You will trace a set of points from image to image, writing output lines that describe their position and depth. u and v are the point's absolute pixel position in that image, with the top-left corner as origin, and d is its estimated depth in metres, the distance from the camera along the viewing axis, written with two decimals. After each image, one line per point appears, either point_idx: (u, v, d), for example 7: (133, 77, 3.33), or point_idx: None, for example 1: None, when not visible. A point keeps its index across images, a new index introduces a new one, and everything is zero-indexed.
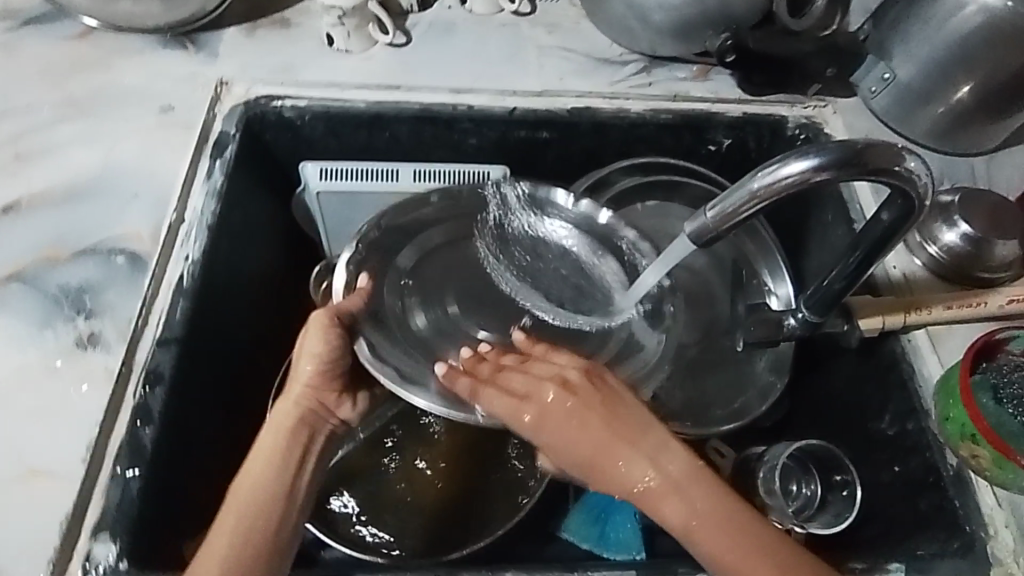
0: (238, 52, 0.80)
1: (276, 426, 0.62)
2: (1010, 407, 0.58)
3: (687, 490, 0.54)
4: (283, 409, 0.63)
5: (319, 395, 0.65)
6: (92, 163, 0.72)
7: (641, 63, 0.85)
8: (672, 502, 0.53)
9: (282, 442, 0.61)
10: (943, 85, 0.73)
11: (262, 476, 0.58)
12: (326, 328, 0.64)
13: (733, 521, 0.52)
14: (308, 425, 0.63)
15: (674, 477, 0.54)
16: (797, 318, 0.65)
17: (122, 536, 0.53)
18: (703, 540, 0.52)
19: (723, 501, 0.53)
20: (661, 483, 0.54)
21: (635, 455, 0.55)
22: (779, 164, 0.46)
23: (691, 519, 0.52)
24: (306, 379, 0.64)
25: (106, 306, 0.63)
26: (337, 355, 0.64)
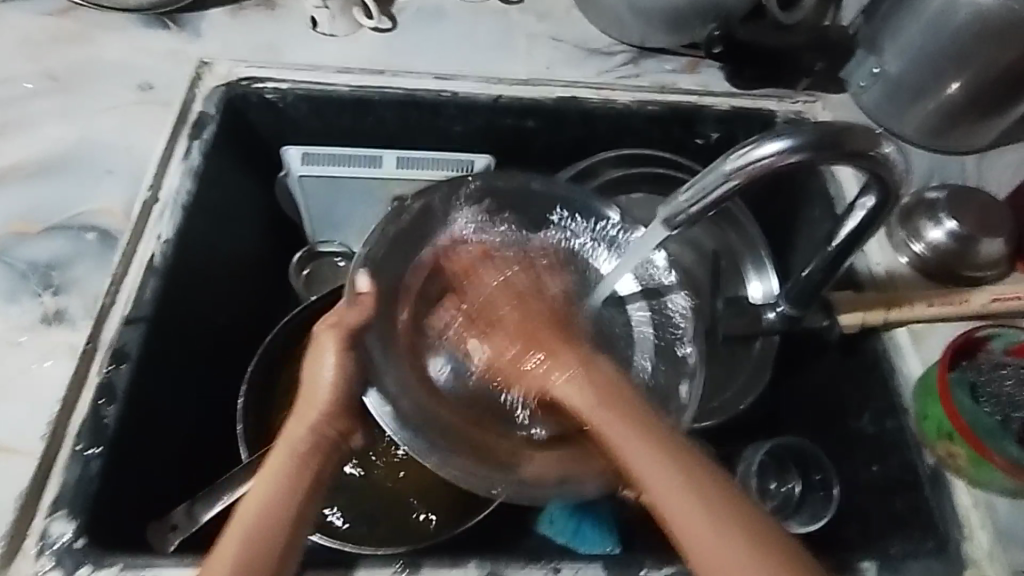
0: (222, 32, 0.79)
1: (283, 455, 0.52)
2: (987, 406, 0.57)
3: (611, 402, 0.53)
4: (294, 435, 0.53)
5: (337, 422, 0.54)
6: (69, 139, 0.71)
7: (629, 54, 0.83)
8: (593, 410, 0.53)
9: (289, 476, 0.50)
10: (932, 84, 0.71)
11: (261, 517, 0.48)
12: (339, 350, 0.56)
13: (649, 432, 0.50)
14: (323, 457, 0.52)
15: (603, 386, 0.54)
16: (778, 311, 0.66)
17: (79, 514, 0.52)
18: (617, 449, 0.50)
19: (648, 418, 0.52)
20: (585, 388, 0.54)
21: (565, 363, 0.57)
22: (751, 145, 0.45)
23: (607, 424, 0.52)
24: (321, 405, 0.54)
25: (75, 282, 0.62)
26: (349, 380, 0.56)
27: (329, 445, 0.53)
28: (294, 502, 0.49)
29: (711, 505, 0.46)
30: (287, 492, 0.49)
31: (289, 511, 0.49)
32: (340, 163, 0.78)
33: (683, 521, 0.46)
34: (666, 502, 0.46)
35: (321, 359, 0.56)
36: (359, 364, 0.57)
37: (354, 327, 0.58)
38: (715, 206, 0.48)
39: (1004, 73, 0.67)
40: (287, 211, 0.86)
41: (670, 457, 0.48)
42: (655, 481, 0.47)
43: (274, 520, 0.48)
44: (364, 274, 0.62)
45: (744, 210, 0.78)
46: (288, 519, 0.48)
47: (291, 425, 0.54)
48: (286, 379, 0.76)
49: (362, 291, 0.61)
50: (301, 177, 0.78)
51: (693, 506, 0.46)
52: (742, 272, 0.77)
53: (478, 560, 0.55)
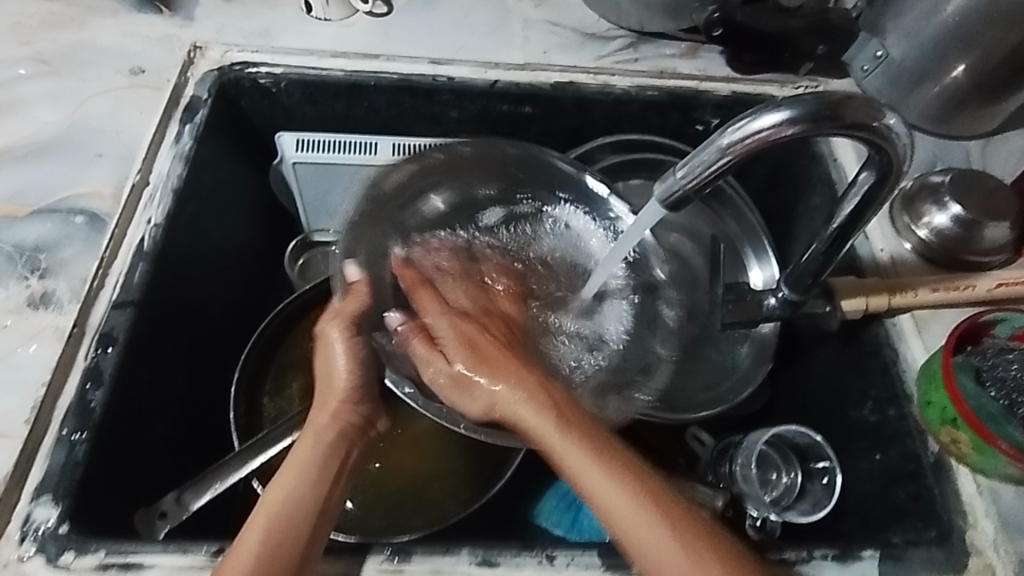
0: (214, 16, 0.78)
1: (310, 443, 0.55)
2: (992, 390, 0.55)
3: (565, 421, 0.51)
4: (319, 421, 0.56)
5: (358, 409, 0.58)
6: (59, 122, 0.70)
7: (628, 39, 0.82)
8: (555, 439, 0.50)
9: (319, 459, 0.54)
10: (937, 65, 0.69)
11: (292, 499, 0.51)
12: (350, 339, 0.57)
13: (616, 466, 0.49)
14: (347, 443, 0.56)
15: (557, 412, 0.52)
16: (779, 296, 0.63)
17: (63, 499, 0.51)
18: (583, 483, 0.49)
19: (596, 437, 0.51)
20: (531, 407, 0.52)
21: (520, 385, 0.53)
22: (750, 117, 0.44)
23: (568, 453, 0.50)
24: (341, 393, 0.57)
25: (62, 265, 0.61)
26: (365, 367, 0.57)
27: (353, 432, 0.57)
28: (321, 484, 0.53)
29: (678, 539, 0.47)
30: (314, 478, 0.53)
31: (316, 497, 0.52)
32: (335, 150, 0.76)
33: (647, 552, 0.47)
34: (633, 539, 0.48)
35: (330, 348, 0.57)
36: (371, 350, 0.58)
37: (361, 317, 0.57)
38: (711, 183, 0.47)
39: (1008, 56, 0.66)
40: (283, 200, 0.85)
41: (634, 485, 0.49)
42: (632, 536, 0.48)
43: (303, 504, 0.51)
44: (353, 264, 0.60)
45: (740, 193, 0.76)
46: (315, 502, 0.52)
47: (314, 415, 0.57)
48: (278, 367, 0.75)
49: (355, 280, 0.59)
50: (295, 163, 0.77)
51: (661, 540, 0.47)
52: (742, 258, 0.76)
53: (469, 549, 0.54)
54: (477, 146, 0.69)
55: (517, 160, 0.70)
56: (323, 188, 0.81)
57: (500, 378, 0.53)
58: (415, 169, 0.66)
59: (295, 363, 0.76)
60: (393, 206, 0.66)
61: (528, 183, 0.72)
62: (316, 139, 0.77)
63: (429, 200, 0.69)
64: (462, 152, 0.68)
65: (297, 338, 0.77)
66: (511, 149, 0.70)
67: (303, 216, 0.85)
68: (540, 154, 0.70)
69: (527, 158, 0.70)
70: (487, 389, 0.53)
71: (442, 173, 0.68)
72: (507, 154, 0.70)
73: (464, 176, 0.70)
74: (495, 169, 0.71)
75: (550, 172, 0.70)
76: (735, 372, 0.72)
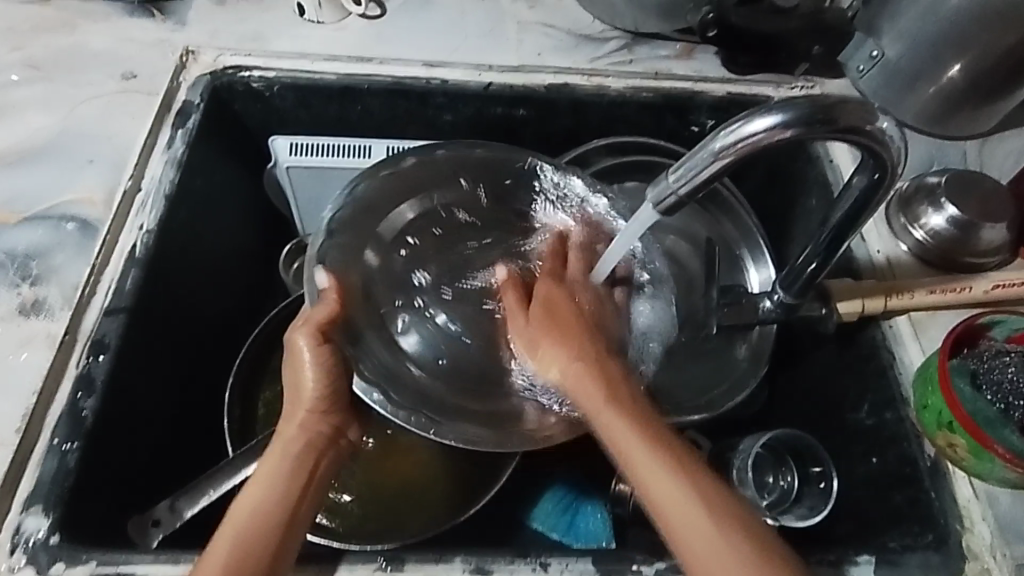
0: (207, 20, 0.77)
1: (277, 456, 0.54)
2: (988, 394, 0.55)
3: (614, 395, 0.51)
4: (288, 433, 0.55)
5: (327, 419, 0.56)
6: (50, 127, 0.70)
7: (622, 40, 0.81)
8: (604, 410, 0.51)
9: (285, 473, 0.53)
10: (933, 67, 0.68)
11: (258, 513, 0.50)
12: (317, 348, 0.54)
13: (662, 447, 0.49)
14: (315, 454, 0.55)
15: (608, 386, 0.52)
16: (774, 299, 0.63)
17: (54, 508, 0.51)
18: (627, 458, 0.49)
19: (647, 420, 0.51)
20: (588, 382, 0.52)
21: (581, 357, 0.54)
22: (743, 121, 0.43)
23: (615, 429, 0.50)
24: (309, 403, 0.55)
25: (53, 273, 0.61)
26: (334, 376, 0.55)
27: (320, 443, 0.55)
28: (287, 500, 0.51)
29: (720, 528, 0.46)
30: (281, 492, 0.52)
31: (282, 513, 0.51)
32: (328, 153, 0.76)
33: (688, 546, 0.46)
34: (676, 529, 0.46)
35: (297, 359, 0.54)
36: (339, 359, 0.55)
37: (328, 325, 0.54)
38: (704, 187, 0.47)
39: (1005, 55, 0.66)
40: (277, 204, 0.85)
41: (678, 467, 0.48)
42: (675, 522, 0.46)
43: (267, 521, 0.50)
44: (323, 270, 0.57)
45: (735, 194, 0.76)
46: (281, 518, 0.50)
47: (283, 425, 0.55)
48: (272, 373, 0.75)
49: (326, 286, 0.56)
50: (289, 167, 0.77)
51: (699, 527, 0.46)
52: (739, 260, 0.76)
53: (462, 556, 0.54)
54: (452, 149, 0.67)
55: (488, 162, 0.68)
56: (318, 191, 0.80)
57: (560, 350, 0.54)
58: (387, 175, 0.65)
59: None
60: (367, 216, 0.63)
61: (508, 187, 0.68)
62: (310, 143, 0.76)
63: (398, 213, 0.65)
64: (437, 156, 0.67)
65: None
66: (479, 150, 0.68)
67: (299, 221, 0.85)
68: (515, 155, 0.68)
69: (497, 160, 0.68)
70: (545, 355, 0.55)
71: (415, 181, 0.66)
72: (472, 155, 0.68)
73: (433, 185, 0.67)
74: (467, 172, 0.68)
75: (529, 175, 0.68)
76: (732, 375, 0.72)
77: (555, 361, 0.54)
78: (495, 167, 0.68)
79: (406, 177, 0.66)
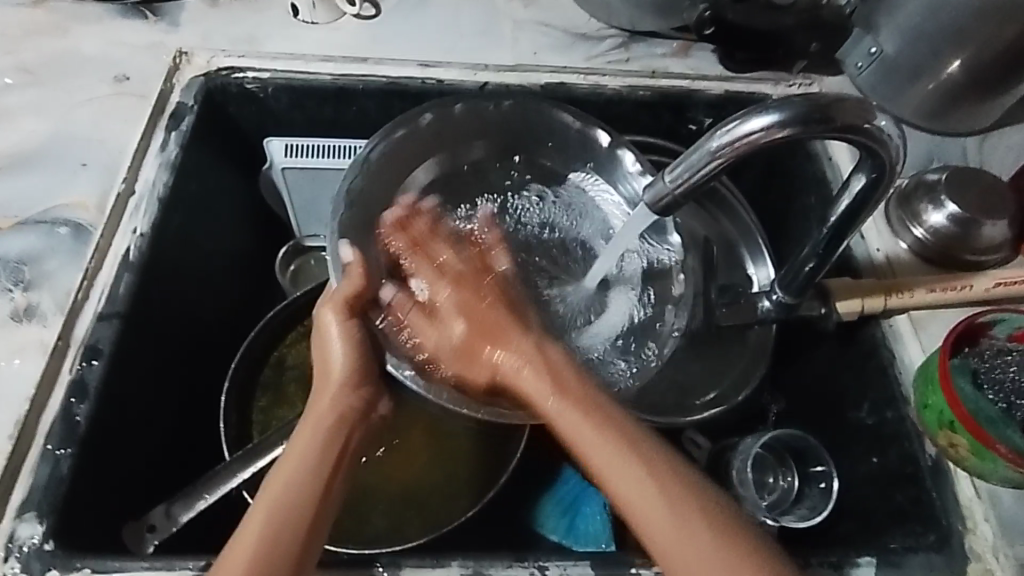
0: (200, 21, 0.77)
1: (310, 430, 0.53)
2: (990, 393, 0.54)
3: (560, 389, 0.53)
4: (319, 406, 0.55)
5: (358, 393, 0.56)
6: (43, 132, 0.69)
7: (619, 39, 0.81)
8: (551, 403, 0.52)
9: (315, 451, 0.51)
10: (931, 61, 0.68)
11: (289, 492, 0.48)
12: (345, 321, 0.57)
13: (611, 428, 0.49)
14: (347, 428, 0.54)
15: (546, 368, 0.54)
16: (773, 299, 0.62)
17: (47, 516, 0.51)
18: (565, 428, 0.51)
19: (584, 395, 0.52)
20: (525, 367, 0.55)
21: (518, 355, 0.56)
22: (739, 120, 0.43)
23: (565, 419, 0.51)
24: (339, 376, 0.56)
25: (46, 278, 0.60)
26: (362, 347, 0.57)
27: (353, 414, 0.55)
28: (321, 470, 0.50)
29: (675, 509, 0.45)
30: (310, 471, 0.50)
31: (317, 483, 0.49)
32: (324, 155, 0.75)
33: (634, 507, 0.46)
34: (621, 490, 0.47)
35: (326, 333, 0.58)
36: (365, 333, 0.58)
37: (353, 300, 0.57)
38: (701, 187, 0.46)
39: (1005, 50, 0.65)
40: (273, 206, 0.84)
41: (630, 446, 0.48)
42: (618, 483, 0.47)
43: (304, 491, 0.49)
44: (347, 243, 0.59)
45: (733, 192, 0.76)
46: (318, 489, 0.49)
47: (314, 402, 0.55)
48: (269, 375, 0.74)
49: (350, 260, 0.58)
50: (284, 169, 0.76)
51: (656, 507, 0.46)
52: (737, 259, 0.75)
53: (460, 561, 0.53)
54: (468, 104, 0.67)
55: (511, 117, 0.69)
56: (314, 193, 0.80)
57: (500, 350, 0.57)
58: (405, 136, 0.65)
59: (286, 371, 0.75)
60: (388, 174, 0.65)
61: (529, 145, 0.71)
62: (305, 144, 0.76)
63: (417, 173, 0.67)
64: (456, 112, 0.67)
65: (289, 346, 0.76)
66: (494, 105, 0.68)
67: (295, 222, 0.84)
68: (541, 109, 0.69)
69: (517, 115, 0.69)
70: (486, 356, 0.58)
71: (436, 138, 0.68)
72: (489, 112, 0.68)
73: (457, 143, 0.69)
74: (490, 127, 0.70)
75: (552, 126, 0.69)
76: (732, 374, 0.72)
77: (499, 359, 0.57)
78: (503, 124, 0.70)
79: (415, 141, 0.66)
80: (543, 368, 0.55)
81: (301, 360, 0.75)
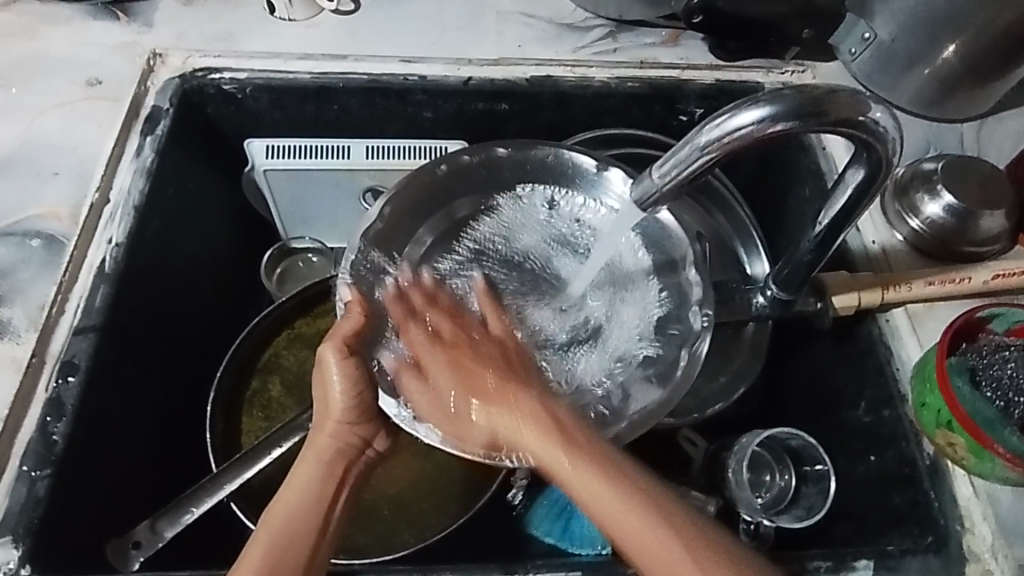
0: (174, 21, 0.74)
1: (309, 463, 0.51)
2: (988, 391, 0.53)
3: (549, 430, 0.48)
4: (317, 441, 0.52)
5: (357, 430, 0.53)
6: (12, 139, 0.67)
7: (607, 28, 0.78)
8: (542, 447, 0.48)
9: (316, 480, 0.50)
10: (927, 47, 0.66)
11: (287, 525, 0.48)
12: (343, 360, 0.51)
13: (596, 460, 0.46)
14: (346, 461, 0.52)
15: (534, 414, 0.50)
16: (767, 295, 0.60)
17: (24, 539, 0.50)
18: (563, 476, 0.46)
19: (576, 433, 0.48)
20: (515, 416, 0.50)
21: (498, 399, 0.51)
22: (728, 114, 0.41)
23: (553, 459, 0.47)
24: (338, 413, 0.52)
25: (19, 292, 0.59)
26: (364, 386, 0.52)
27: (351, 451, 0.53)
28: (320, 504, 0.49)
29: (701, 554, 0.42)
30: (311, 499, 0.49)
31: (314, 519, 0.48)
32: (306, 156, 0.73)
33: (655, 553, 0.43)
34: (632, 538, 0.43)
35: (325, 370, 0.52)
36: (365, 367, 0.53)
37: (355, 338, 0.52)
38: (690, 185, 0.44)
39: (1003, 33, 0.62)
40: (257, 207, 0.82)
41: (626, 481, 0.45)
42: (631, 527, 0.43)
43: (303, 524, 0.48)
44: (348, 285, 0.57)
45: (727, 185, 0.74)
46: (315, 523, 0.48)
47: (313, 435, 0.53)
48: (255, 383, 0.72)
49: (349, 299, 0.55)
50: (266, 170, 0.74)
51: (663, 540, 0.43)
52: (732, 254, 0.74)
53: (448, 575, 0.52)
54: (479, 152, 0.62)
55: (517, 162, 0.63)
56: (298, 196, 0.78)
57: (491, 399, 0.51)
58: (413, 188, 0.61)
59: (271, 378, 0.73)
60: (399, 231, 0.62)
61: (555, 192, 0.64)
62: (288, 145, 0.74)
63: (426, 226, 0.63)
64: (465, 160, 0.62)
65: (275, 353, 0.74)
66: (504, 150, 0.63)
67: (280, 224, 0.83)
68: (544, 149, 0.63)
69: (532, 163, 0.63)
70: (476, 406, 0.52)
71: (448, 188, 0.63)
72: (501, 158, 0.63)
73: (466, 190, 0.64)
74: (511, 179, 0.64)
75: (564, 174, 0.63)
76: (728, 372, 0.70)
77: (491, 410, 0.51)
78: (511, 166, 0.63)
79: (417, 190, 0.62)
80: (530, 408, 0.50)
81: (288, 366, 0.74)
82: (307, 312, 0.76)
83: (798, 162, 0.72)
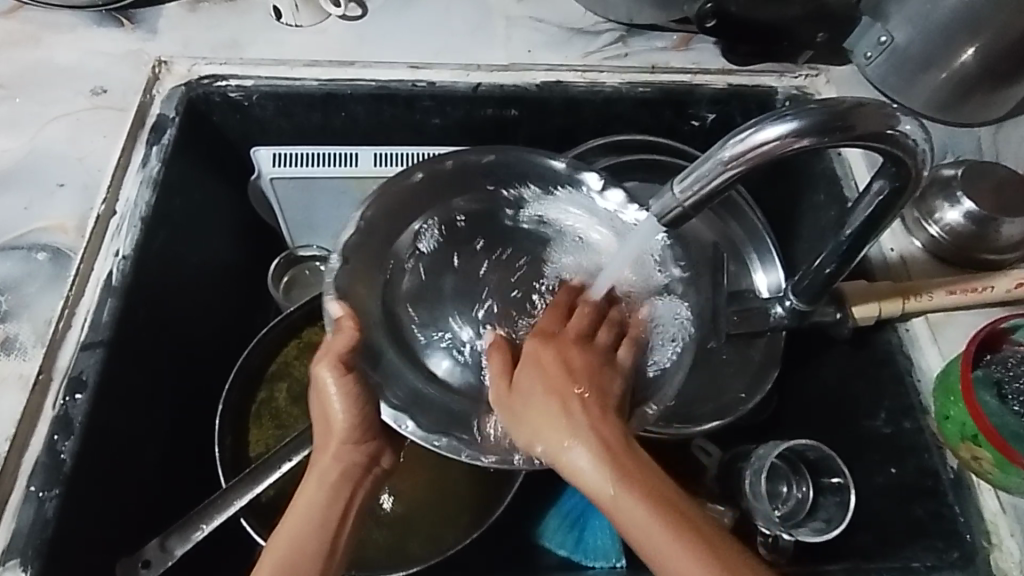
0: (179, 27, 0.73)
1: (312, 487, 0.50)
2: (1015, 404, 0.52)
3: (619, 463, 0.45)
4: (321, 463, 0.51)
5: (361, 449, 0.52)
6: (17, 150, 0.66)
7: (617, 32, 0.77)
8: (611, 485, 0.44)
9: (319, 506, 0.50)
10: (946, 50, 0.64)
11: (293, 554, 0.47)
12: (341, 377, 0.51)
13: (660, 499, 0.44)
14: (351, 482, 0.51)
15: (607, 444, 0.46)
16: (785, 305, 0.60)
17: (33, 561, 0.49)
18: (619, 509, 0.44)
19: (648, 476, 0.45)
20: (589, 445, 0.46)
21: (572, 421, 0.47)
22: (751, 130, 0.40)
23: (619, 499, 0.44)
24: (340, 434, 0.52)
25: (25, 307, 0.58)
26: (364, 403, 0.52)
27: (355, 471, 0.52)
28: (326, 529, 0.49)
29: None
30: (316, 525, 0.49)
31: (320, 544, 0.48)
32: (312, 163, 0.72)
33: None
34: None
35: (323, 389, 0.51)
36: (366, 384, 0.52)
37: (350, 355, 0.51)
38: (711, 201, 0.43)
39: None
40: (264, 216, 0.81)
41: (690, 530, 0.43)
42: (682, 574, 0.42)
43: (309, 552, 0.47)
44: (336, 299, 0.53)
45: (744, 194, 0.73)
46: (321, 549, 0.48)
47: (315, 457, 0.52)
48: (262, 394, 0.71)
49: (339, 315, 0.52)
50: (273, 179, 0.73)
51: None
52: (746, 262, 0.73)
53: None
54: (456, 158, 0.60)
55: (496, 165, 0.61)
56: (304, 204, 0.77)
57: (565, 420, 0.47)
58: (393, 194, 0.58)
59: (279, 390, 0.72)
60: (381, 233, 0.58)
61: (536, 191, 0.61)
62: (295, 152, 0.72)
63: (412, 232, 0.60)
64: (444, 166, 0.60)
65: (282, 364, 0.73)
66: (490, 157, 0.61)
67: (286, 232, 0.82)
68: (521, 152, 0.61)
69: (510, 163, 0.61)
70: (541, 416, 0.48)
71: (452, 185, 0.61)
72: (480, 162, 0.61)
73: (448, 195, 0.61)
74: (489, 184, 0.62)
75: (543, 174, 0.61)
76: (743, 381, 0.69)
77: (559, 432, 0.46)
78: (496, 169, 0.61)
79: (396, 198, 0.59)
80: (607, 437, 0.46)
81: (295, 378, 0.73)
82: (314, 322, 0.75)
83: (809, 168, 0.72)
